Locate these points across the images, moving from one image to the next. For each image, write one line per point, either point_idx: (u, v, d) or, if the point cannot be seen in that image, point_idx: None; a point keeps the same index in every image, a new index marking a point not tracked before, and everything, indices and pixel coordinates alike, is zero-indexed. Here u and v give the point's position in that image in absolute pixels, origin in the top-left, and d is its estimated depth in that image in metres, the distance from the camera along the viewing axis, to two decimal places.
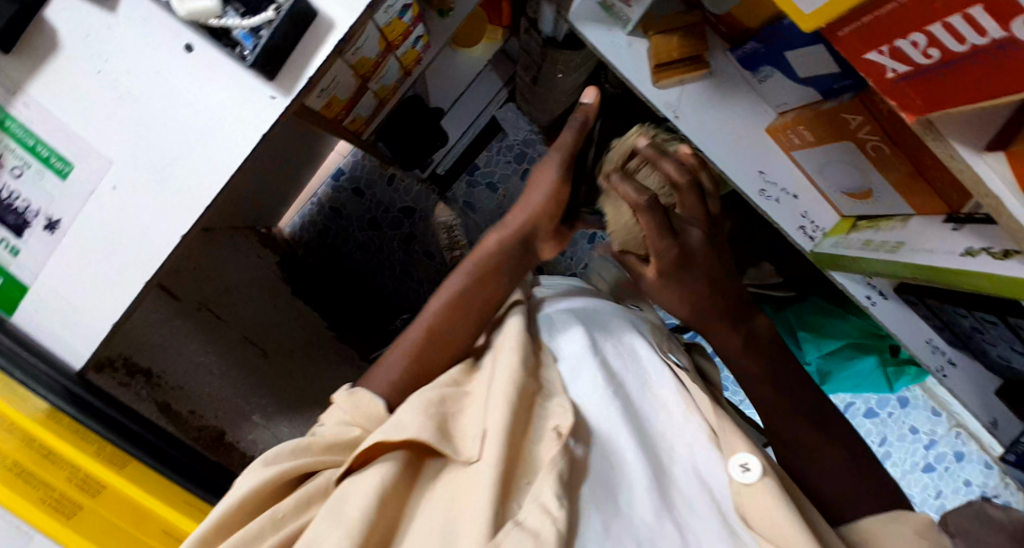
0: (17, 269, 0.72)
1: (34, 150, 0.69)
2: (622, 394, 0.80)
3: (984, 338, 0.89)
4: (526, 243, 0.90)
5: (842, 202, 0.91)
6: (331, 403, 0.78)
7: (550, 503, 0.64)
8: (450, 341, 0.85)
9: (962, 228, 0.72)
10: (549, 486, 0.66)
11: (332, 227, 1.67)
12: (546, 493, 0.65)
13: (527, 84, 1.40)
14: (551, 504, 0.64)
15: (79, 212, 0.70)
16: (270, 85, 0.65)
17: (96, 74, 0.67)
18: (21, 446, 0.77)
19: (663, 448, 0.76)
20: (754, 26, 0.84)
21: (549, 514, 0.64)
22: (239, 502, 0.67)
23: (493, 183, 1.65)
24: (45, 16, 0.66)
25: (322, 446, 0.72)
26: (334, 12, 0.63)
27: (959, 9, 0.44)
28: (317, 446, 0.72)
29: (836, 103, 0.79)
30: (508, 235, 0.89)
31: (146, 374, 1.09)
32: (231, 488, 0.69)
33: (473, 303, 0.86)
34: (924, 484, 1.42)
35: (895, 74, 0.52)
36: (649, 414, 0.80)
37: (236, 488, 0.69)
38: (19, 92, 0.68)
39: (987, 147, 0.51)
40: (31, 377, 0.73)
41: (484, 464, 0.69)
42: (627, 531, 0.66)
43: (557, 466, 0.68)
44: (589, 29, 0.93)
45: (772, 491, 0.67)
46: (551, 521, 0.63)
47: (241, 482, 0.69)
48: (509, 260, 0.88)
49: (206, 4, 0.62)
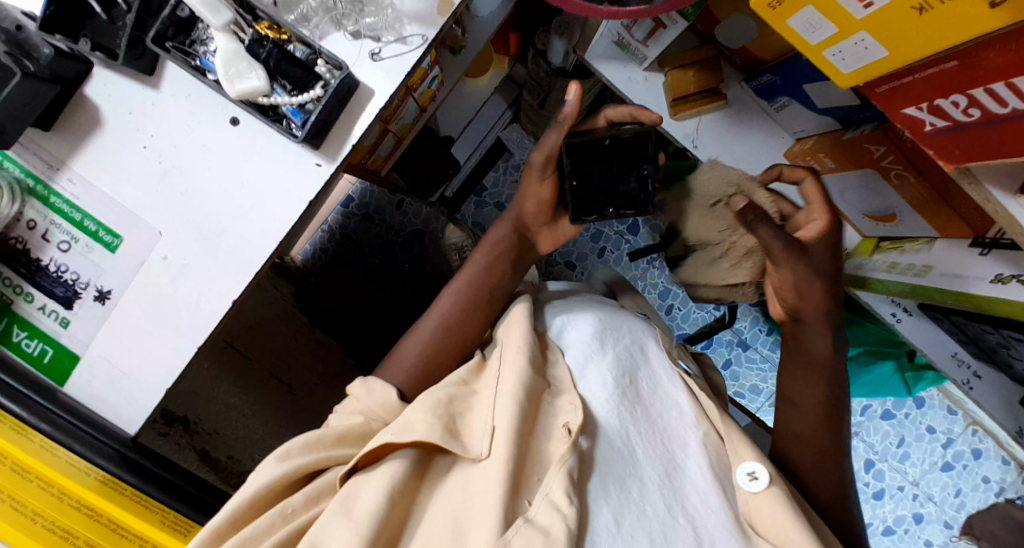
0: (67, 340, 0.77)
1: (81, 225, 0.76)
2: (634, 390, 0.74)
3: (1010, 353, 0.92)
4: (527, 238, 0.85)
5: (863, 224, 0.88)
6: (347, 393, 0.75)
7: (560, 500, 0.60)
8: (454, 340, 0.81)
9: (989, 253, 0.73)
10: (560, 483, 0.61)
11: (344, 253, 1.42)
12: (557, 490, 0.61)
13: (532, 106, 1.35)
14: (562, 501, 0.60)
15: (129, 283, 0.76)
16: (315, 154, 0.73)
17: (142, 148, 0.74)
18: (82, 516, 0.79)
19: (676, 445, 0.72)
20: (769, 58, 0.83)
21: (559, 511, 0.60)
22: (249, 499, 0.63)
23: (501, 203, 1.49)
24: (84, 92, 0.73)
25: (333, 438, 0.68)
26: (373, 83, 0.72)
27: (1003, 77, 0.46)
28: (330, 439, 0.67)
29: (858, 132, 0.78)
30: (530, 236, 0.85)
31: (184, 422, 1.26)
32: (244, 483, 0.64)
33: (480, 287, 0.82)
34: (944, 483, 1.38)
35: (934, 127, 0.55)
36: (664, 412, 0.75)
37: (250, 482, 0.64)
38: (62, 168, 0.75)
39: (1020, 190, 0.52)
40: (89, 449, 0.79)
41: (495, 462, 0.64)
42: (639, 522, 0.62)
43: (567, 463, 0.63)
44: (604, 65, 0.94)
45: (781, 499, 0.67)
46: (562, 518, 0.59)
47: (251, 479, 0.64)
48: (509, 250, 0.84)
49: (257, 85, 0.70)
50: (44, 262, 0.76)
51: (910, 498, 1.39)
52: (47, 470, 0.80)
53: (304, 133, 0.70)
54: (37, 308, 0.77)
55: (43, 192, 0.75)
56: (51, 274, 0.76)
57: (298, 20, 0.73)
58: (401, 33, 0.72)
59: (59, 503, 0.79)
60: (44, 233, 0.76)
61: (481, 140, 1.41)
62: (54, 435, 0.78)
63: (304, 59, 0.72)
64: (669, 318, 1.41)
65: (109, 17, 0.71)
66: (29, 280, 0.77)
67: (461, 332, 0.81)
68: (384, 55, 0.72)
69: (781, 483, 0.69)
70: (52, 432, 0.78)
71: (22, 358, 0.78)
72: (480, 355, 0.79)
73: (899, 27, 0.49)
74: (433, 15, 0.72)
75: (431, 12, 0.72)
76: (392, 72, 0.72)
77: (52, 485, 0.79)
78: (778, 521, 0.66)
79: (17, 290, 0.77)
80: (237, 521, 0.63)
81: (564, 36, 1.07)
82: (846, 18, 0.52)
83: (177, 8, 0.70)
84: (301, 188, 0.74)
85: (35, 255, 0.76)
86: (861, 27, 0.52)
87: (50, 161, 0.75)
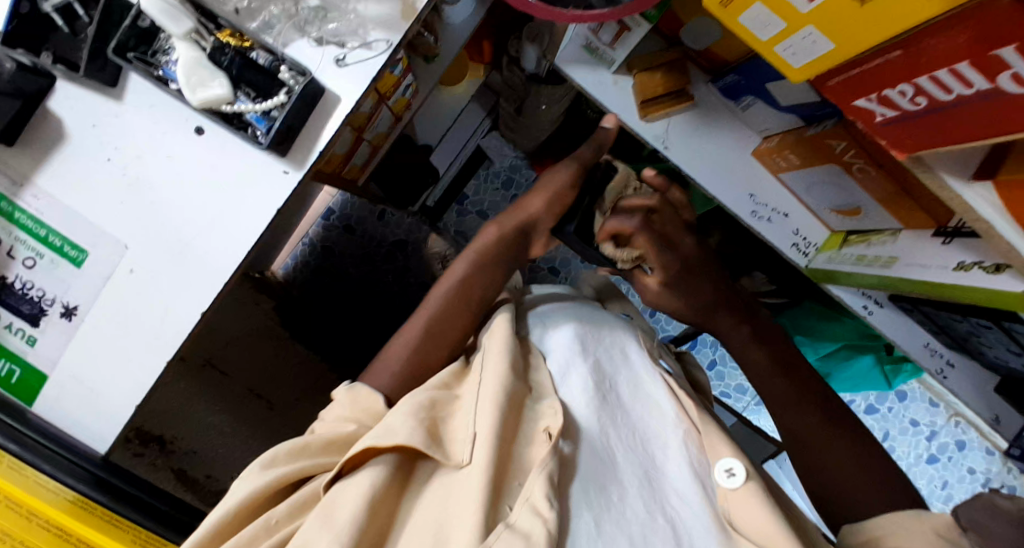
0: (34, 358, 0.77)
1: (46, 240, 0.76)
2: (612, 396, 0.74)
3: (981, 341, 0.93)
4: (526, 236, 0.86)
5: (830, 218, 0.91)
6: (331, 399, 0.74)
7: (540, 503, 0.61)
8: (440, 346, 0.79)
9: (952, 242, 0.72)
10: (540, 486, 0.62)
11: (327, 265, 1.42)
12: (538, 493, 0.61)
13: (510, 115, 1.32)
14: (542, 505, 0.60)
15: (94, 298, 0.76)
16: (283, 161, 0.73)
17: (107, 161, 0.74)
18: (54, 538, 0.77)
19: (655, 447, 0.72)
20: (732, 59, 0.84)
21: (541, 515, 0.60)
22: (235, 509, 0.62)
23: (483, 211, 1.47)
24: (47, 106, 0.73)
25: (321, 444, 0.67)
26: (338, 88, 0.73)
27: (948, 63, 0.47)
28: (317, 446, 0.67)
29: (819, 129, 0.79)
30: (500, 226, 0.85)
31: (160, 441, 1.17)
32: (227, 494, 0.64)
33: (474, 293, 0.82)
34: (929, 476, 1.39)
35: (884, 118, 0.56)
36: (643, 414, 0.75)
37: (232, 494, 0.64)
38: (26, 184, 0.75)
39: (974, 177, 0.54)
40: (56, 468, 0.78)
41: (476, 469, 0.63)
42: (619, 526, 0.62)
43: (548, 466, 0.64)
44: (575, 70, 0.93)
45: (756, 492, 0.66)
46: (543, 521, 0.59)
47: (235, 488, 0.64)
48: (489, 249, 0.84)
49: (218, 92, 0.70)
50: (10, 281, 0.76)
51: None
52: (19, 492, 0.78)
53: (269, 140, 0.70)
54: (3, 327, 0.77)
55: (7, 209, 0.75)
56: (17, 292, 0.76)
57: (260, 28, 0.74)
58: (365, 39, 0.73)
59: (32, 526, 0.77)
60: (9, 250, 0.76)
61: (462, 147, 1.38)
62: (23, 454, 0.78)
63: (267, 66, 0.72)
64: (652, 319, 1.42)
65: (71, 29, 0.71)
66: None
67: (449, 332, 0.80)
68: (349, 61, 0.73)
69: (758, 478, 0.68)
70: (19, 451, 0.78)
71: None
72: (460, 361, 0.80)
73: (844, 22, 0.51)
74: (397, 20, 0.73)
75: (395, 18, 0.73)
76: (358, 79, 0.73)
77: (24, 508, 0.77)
78: (757, 519, 0.64)
79: None
80: (225, 531, 0.63)
81: (535, 42, 1.08)
82: (792, 13, 0.53)
83: (138, 18, 0.70)
84: (271, 197, 0.74)
85: (0, 273, 0.76)
86: (808, 22, 0.53)
87: (13, 178, 0.75)
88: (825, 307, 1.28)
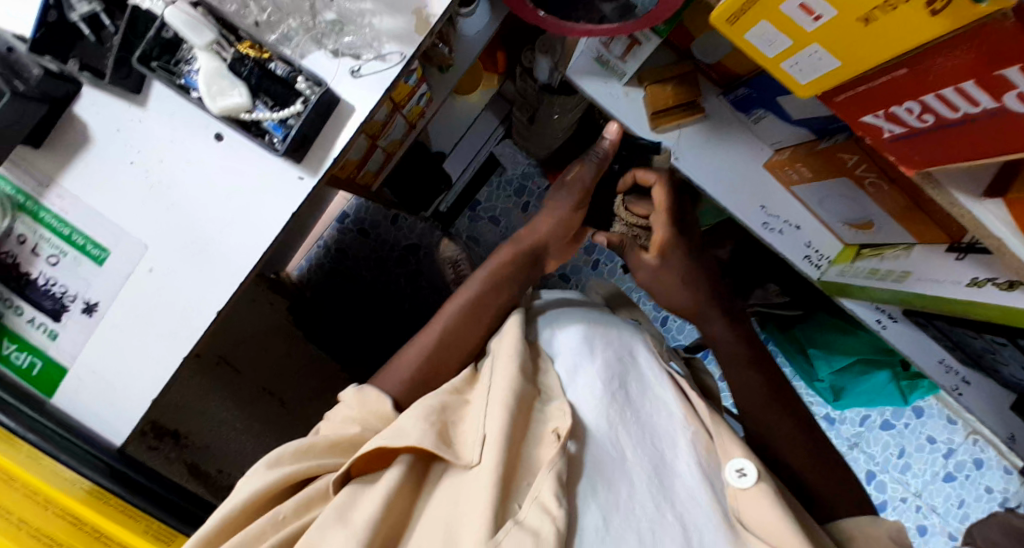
0: (55, 352, 0.79)
1: (70, 239, 0.78)
2: (622, 394, 0.74)
3: (995, 358, 0.92)
4: (538, 259, 0.88)
5: (844, 231, 0.91)
6: (337, 402, 0.75)
7: (549, 502, 0.61)
8: (448, 349, 0.80)
9: (965, 257, 0.72)
10: (549, 486, 0.62)
11: (341, 266, 1.45)
12: (546, 492, 0.62)
13: (524, 124, 1.34)
14: (551, 503, 0.61)
15: (114, 295, 0.78)
16: (298, 167, 0.75)
17: (130, 164, 0.76)
18: (69, 527, 0.79)
19: (666, 444, 0.72)
20: (743, 73, 0.85)
21: (549, 513, 0.60)
22: (244, 504, 0.64)
23: (495, 217, 1.48)
24: (73, 110, 0.76)
25: (325, 445, 0.68)
26: (352, 99, 0.75)
27: (952, 83, 0.48)
28: (321, 446, 0.68)
29: (831, 143, 0.79)
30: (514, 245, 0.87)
31: (174, 435, 1.21)
32: (235, 489, 0.65)
33: (482, 301, 0.83)
34: (946, 493, 1.37)
35: (892, 134, 0.57)
36: (653, 413, 0.75)
37: (240, 489, 0.65)
38: (52, 185, 0.77)
39: (984, 194, 0.54)
40: (76, 459, 0.80)
41: (484, 469, 0.64)
42: (628, 522, 0.63)
43: (556, 466, 0.64)
44: (586, 81, 0.94)
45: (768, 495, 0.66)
46: (551, 520, 0.60)
47: (243, 484, 0.66)
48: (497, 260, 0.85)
49: (238, 101, 0.72)
50: (34, 277, 0.79)
51: (913, 509, 1.37)
52: (36, 480, 0.81)
53: (285, 147, 0.72)
54: (26, 321, 0.79)
55: (33, 208, 0.78)
56: (40, 288, 0.79)
57: (280, 39, 0.75)
58: (379, 51, 0.74)
59: (48, 514, 0.80)
60: (34, 248, 0.78)
61: (475, 154, 1.39)
62: (41, 444, 0.80)
63: (285, 77, 0.73)
64: (663, 329, 1.43)
65: (98, 39, 0.73)
66: (19, 294, 0.79)
67: (453, 337, 0.81)
68: (364, 72, 0.74)
69: (770, 479, 0.68)
70: (39, 442, 0.80)
71: (12, 370, 0.80)
72: (471, 367, 0.80)
73: (850, 39, 0.51)
74: (410, 33, 0.74)
75: (409, 31, 0.74)
76: (371, 90, 0.74)
77: (42, 496, 0.81)
78: (767, 520, 0.65)
79: (7, 304, 0.79)
80: (234, 525, 0.64)
81: (548, 54, 1.08)
82: (798, 30, 0.54)
83: (163, 29, 0.71)
84: (286, 200, 0.75)
85: (25, 269, 0.78)
86: (812, 40, 0.53)
87: (40, 179, 0.77)
88: (841, 320, 1.26)
